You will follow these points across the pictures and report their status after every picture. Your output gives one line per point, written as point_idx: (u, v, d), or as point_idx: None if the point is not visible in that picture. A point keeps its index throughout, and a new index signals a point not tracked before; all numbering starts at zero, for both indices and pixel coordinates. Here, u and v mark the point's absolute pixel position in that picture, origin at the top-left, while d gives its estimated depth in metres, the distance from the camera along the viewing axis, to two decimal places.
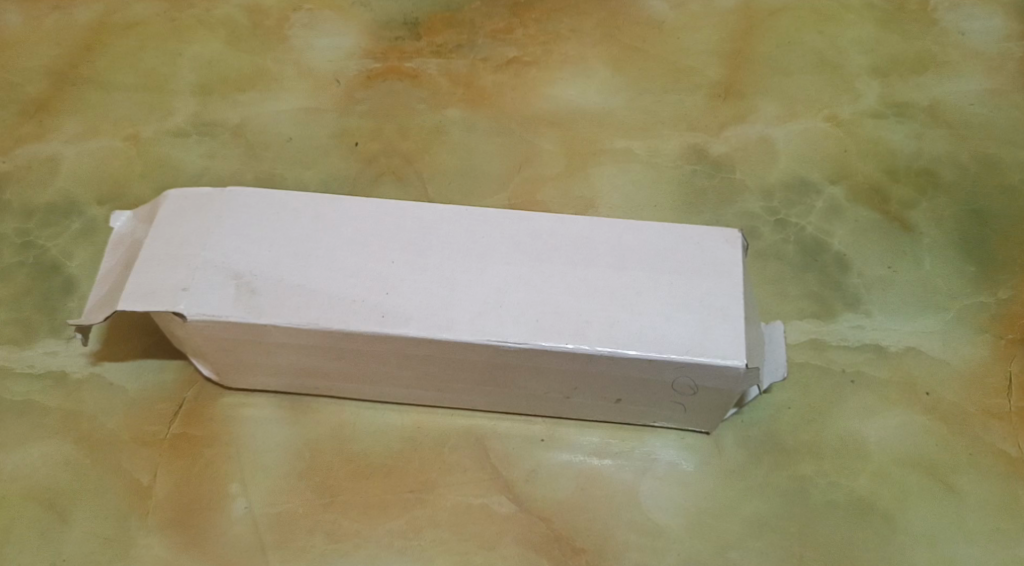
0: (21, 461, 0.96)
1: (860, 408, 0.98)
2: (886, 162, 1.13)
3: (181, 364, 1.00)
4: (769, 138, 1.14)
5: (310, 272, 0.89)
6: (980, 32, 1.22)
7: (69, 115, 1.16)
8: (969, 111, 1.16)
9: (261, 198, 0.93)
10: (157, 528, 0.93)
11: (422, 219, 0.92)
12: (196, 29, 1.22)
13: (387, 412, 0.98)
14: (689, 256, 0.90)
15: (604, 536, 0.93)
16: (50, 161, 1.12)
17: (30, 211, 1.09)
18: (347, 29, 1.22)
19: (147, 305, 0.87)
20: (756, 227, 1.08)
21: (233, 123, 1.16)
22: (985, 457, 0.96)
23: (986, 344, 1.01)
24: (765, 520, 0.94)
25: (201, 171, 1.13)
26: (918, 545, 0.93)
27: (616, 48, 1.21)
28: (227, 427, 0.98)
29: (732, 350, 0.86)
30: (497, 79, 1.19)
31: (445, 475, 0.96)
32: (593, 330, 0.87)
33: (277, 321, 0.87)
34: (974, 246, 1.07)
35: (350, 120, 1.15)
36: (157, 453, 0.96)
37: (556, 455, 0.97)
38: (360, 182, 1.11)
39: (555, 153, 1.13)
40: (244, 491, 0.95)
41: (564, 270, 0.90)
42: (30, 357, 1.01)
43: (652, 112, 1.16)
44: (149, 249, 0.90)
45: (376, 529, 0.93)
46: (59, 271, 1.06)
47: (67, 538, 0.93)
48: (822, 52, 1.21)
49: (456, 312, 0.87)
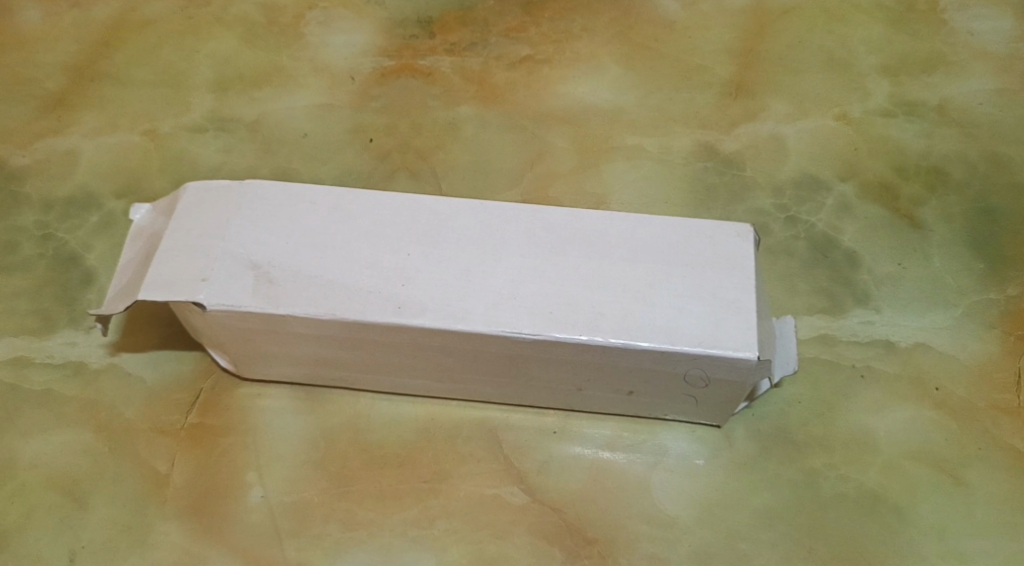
0: (40, 449, 0.97)
1: (869, 401, 0.99)
2: (895, 160, 1.14)
3: (198, 355, 1.02)
4: (780, 136, 1.16)
5: (327, 263, 0.90)
6: (988, 33, 1.23)
7: (87, 111, 1.17)
8: (978, 111, 1.17)
9: (279, 190, 0.94)
10: (174, 515, 0.95)
11: (437, 212, 0.93)
12: (213, 26, 1.24)
13: (401, 403, 1.00)
14: (701, 249, 0.91)
15: (616, 527, 0.94)
16: (68, 155, 1.14)
17: (49, 204, 1.11)
18: (362, 26, 1.23)
19: (167, 295, 0.89)
20: (767, 224, 1.09)
21: (250, 119, 1.17)
22: (993, 451, 0.97)
23: (995, 339, 1.02)
24: (775, 512, 0.95)
25: (218, 166, 1.14)
26: (927, 538, 0.94)
27: (628, 46, 1.22)
28: (243, 417, 0.99)
29: (743, 342, 0.87)
30: (510, 77, 1.20)
31: (459, 466, 0.97)
32: (606, 321, 0.88)
33: (294, 311, 0.88)
34: (983, 243, 1.08)
35: (364, 116, 1.17)
36: (175, 442, 0.98)
37: (568, 447, 0.98)
38: (375, 178, 1.13)
39: (567, 150, 1.15)
40: (260, 480, 0.96)
41: (578, 262, 0.91)
42: (50, 347, 1.02)
43: (663, 110, 1.17)
44: (169, 240, 0.92)
45: (390, 518, 0.94)
46: (78, 263, 1.07)
47: (86, 525, 0.94)
48: (832, 51, 1.22)
49: (471, 304, 0.89)
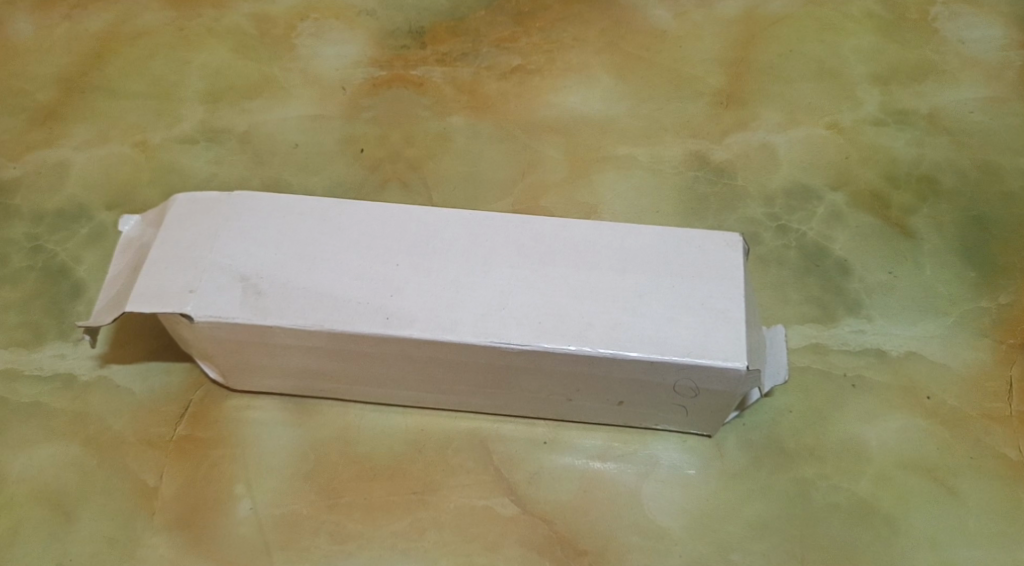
0: (29, 462, 0.97)
1: (861, 411, 0.99)
2: (887, 169, 1.14)
3: (187, 367, 1.02)
4: (771, 145, 1.15)
5: (316, 274, 0.90)
6: (980, 41, 1.23)
7: (79, 122, 1.17)
8: (969, 119, 1.17)
9: (268, 201, 0.94)
10: (162, 528, 0.94)
11: (427, 223, 0.93)
12: (204, 38, 1.24)
13: (391, 414, 0.99)
14: (691, 259, 0.91)
15: (606, 538, 0.94)
16: (59, 167, 1.14)
17: (39, 216, 1.11)
18: (354, 37, 1.23)
19: (155, 307, 0.88)
20: (758, 233, 1.09)
21: (241, 130, 1.17)
22: (985, 460, 0.97)
23: (986, 348, 1.02)
24: (767, 523, 0.94)
25: (208, 177, 1.14)
26: (919, 547, 0.93)
27: (620, 56, 1.22)
28: (233, 428, 0.99)
29: (733, 351, 0.87)
30: (501, 87, 1.20)
31: (449, 477, 0.96)
32: (596, 331, 0.88)
33: (282, 322, 0.88)
34: (975, 252, 1.08)
35: (355, 127, 1.17)
36: (164, 454, 0.97)
37: (559, 457, 0.98)
38: (366, 188, 1.13)
39: (558, 159, 1.14)
40: (249, 492, 0.96)
41: (567, 272, 0.90)
42: (38, 360, 1.02)
43: (655, 119, 1.17)
44: (156, 251, 0.92)
45: (380, 530, 0.94)
46: (67, 275, 1.07)
47: (74, 538, 0.94)
48: (823, 61, 1.22)
49: (460, 314, 0.88)
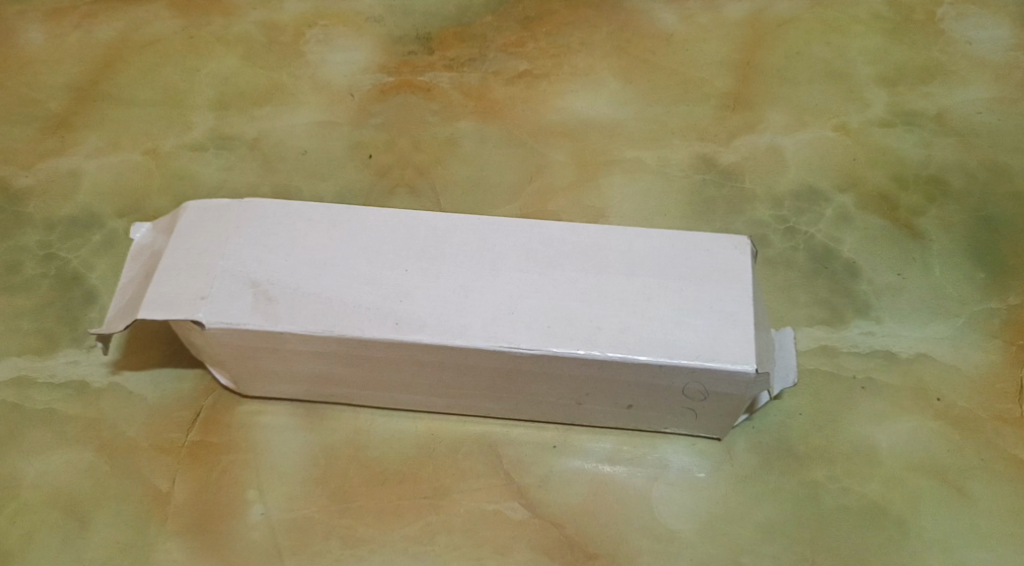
0: (43, 469, 0.98)
1: (871, 413, 0.99)
2: (895, 170, 1.14)
3: (199, 373, 1.02)
4: (778, 147, 1.15)
5: (325, 280, 0.91)
6: (986, 42, 1.23)
7: (90, 131, 1.18)
8: (977, 120, 1.17)
9: (278, 208, 0.95)
10: (175, 533, 0.95)
11: (435, 227, 0.93)
12: (214, 45, 1.25)
13: (401, 418, 1.00)
14: (698, 262, 0.91)
15: (616, 541, 0.94)
16: (72, 175, 1.15)
17: (51, 224, 1.12)
18: (361, 44, 1.24)
19: (167, 313, 0.89)
20: (766, 235, 1.09)
21: (250, 137, 1.18)
22: (995, 461, 0.97)
23: (996, 349, 1.02)
24: (777, 526, 0.94)
25: (218, 184, 1.15)
26: (930, 549, 0.93)
27: (626, 60, 1.23)
28: (244, 434, 0.99)
29: (742, 354, 0.87)
30: (508, 91, 1.21)
31: (459, 481, 0.97)
32: (605, 335, 0.88)
33: (293, 328, 0.88)
34: (984, 252, 1.08)
35: (363, 133, 1.17)
36: (176, 460, 0.98)
37: (569, 461, 0.98)
38: (374, 194, 1.13)
39: (566, 163, 1.15)
40: (261, 497, 0.96)
41: (575, 276, 0.91)
42: (52, 367, 1.03)
43: (662, 122, 1.18)
44: (168, 258, 0.92)
45: (390, 535, 0.94)
46: (80, 282, 1.08)
47: (88, 544, 0.94)
48: (830, 62, 1.22)
49: (469, 319, 0.89)
